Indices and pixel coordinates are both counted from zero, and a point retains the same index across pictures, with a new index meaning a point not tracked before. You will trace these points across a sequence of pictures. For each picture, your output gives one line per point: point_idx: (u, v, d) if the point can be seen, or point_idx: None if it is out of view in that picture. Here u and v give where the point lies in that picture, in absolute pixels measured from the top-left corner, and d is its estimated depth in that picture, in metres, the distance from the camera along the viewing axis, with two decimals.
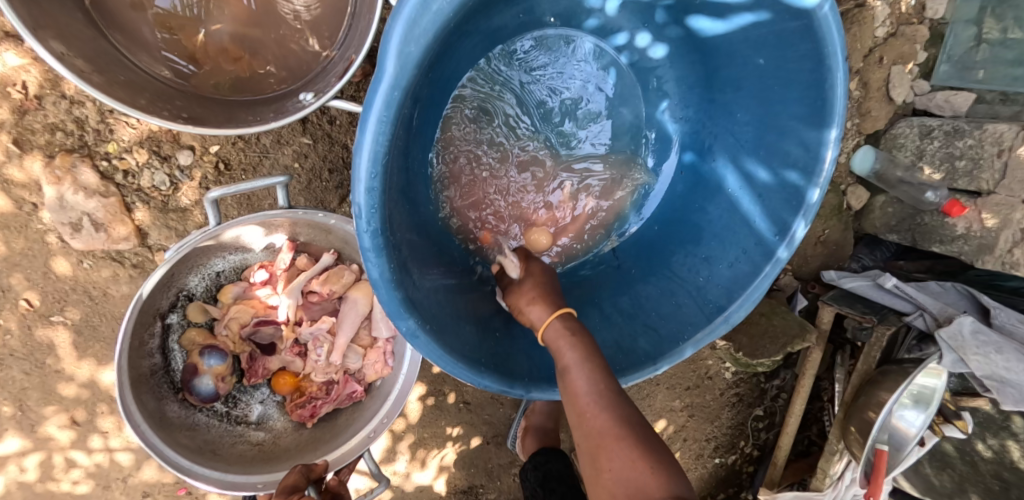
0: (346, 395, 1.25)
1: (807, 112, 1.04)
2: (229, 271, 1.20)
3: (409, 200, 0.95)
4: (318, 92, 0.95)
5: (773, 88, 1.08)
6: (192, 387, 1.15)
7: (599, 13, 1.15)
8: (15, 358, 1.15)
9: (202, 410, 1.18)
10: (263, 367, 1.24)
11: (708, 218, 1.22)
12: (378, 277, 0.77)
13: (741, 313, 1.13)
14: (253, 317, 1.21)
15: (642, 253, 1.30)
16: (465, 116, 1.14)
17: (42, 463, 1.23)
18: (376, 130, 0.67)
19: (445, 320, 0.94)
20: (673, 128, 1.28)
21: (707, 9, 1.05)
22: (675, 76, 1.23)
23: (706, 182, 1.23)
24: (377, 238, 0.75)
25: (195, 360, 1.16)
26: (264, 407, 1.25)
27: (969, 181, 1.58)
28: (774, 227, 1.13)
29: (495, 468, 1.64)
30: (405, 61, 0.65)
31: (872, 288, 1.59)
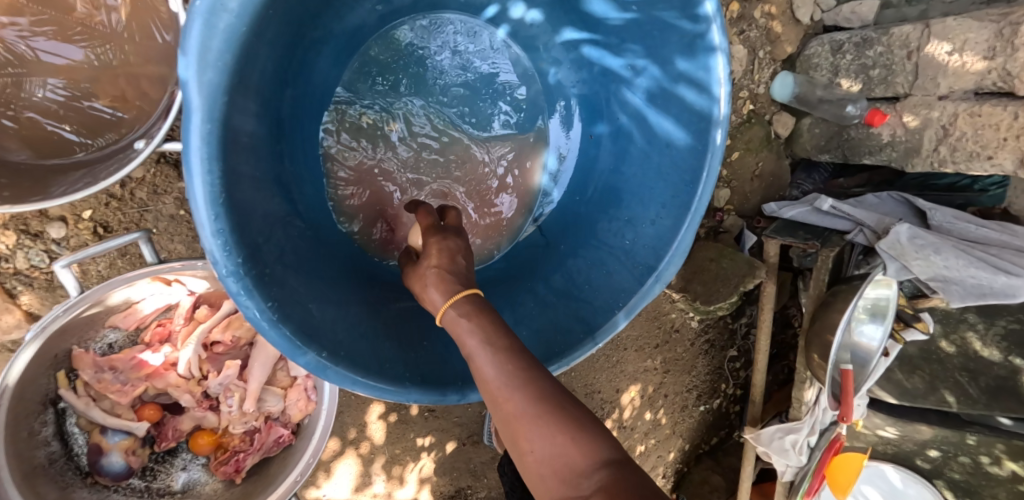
0: (272, 442, 1.22)
1: (687, 52, 0.99)
2: (120, 344, 1.13)
3: (296, 225, 0.92)
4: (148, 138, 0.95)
5: (654, 34, 1.03)
6: (100, 468, 1.12)
7: None
8: None
9: (117, 490, 1.14)
10: (174, 428, 1.19)
11: (624, 179, 1.18)
12: (259, 319, 0.74)
13: (672, 269, 1.08)
14: (150, 383, 1.16)
15: (567, 226, 1.26)
16: (352, 125, 1.09)
17: None
18: (202, 171, 0.62)
19: (354, 342, 0.91)
20: (572, 92, 1.25)
21: None
22: (559, 40, 1.19)
23: (615, 142, 1.20)
24: (243, 280, 0.71)
25: (97, 440, 1.12)
26: (187, 473, 1.21)
27: (886, 88, 1.56)
28: (685, 178, 1.08)
29: (478, 466, 1.62)
30: (212, 93, 0.61)
31: (812, 213, 1.59)
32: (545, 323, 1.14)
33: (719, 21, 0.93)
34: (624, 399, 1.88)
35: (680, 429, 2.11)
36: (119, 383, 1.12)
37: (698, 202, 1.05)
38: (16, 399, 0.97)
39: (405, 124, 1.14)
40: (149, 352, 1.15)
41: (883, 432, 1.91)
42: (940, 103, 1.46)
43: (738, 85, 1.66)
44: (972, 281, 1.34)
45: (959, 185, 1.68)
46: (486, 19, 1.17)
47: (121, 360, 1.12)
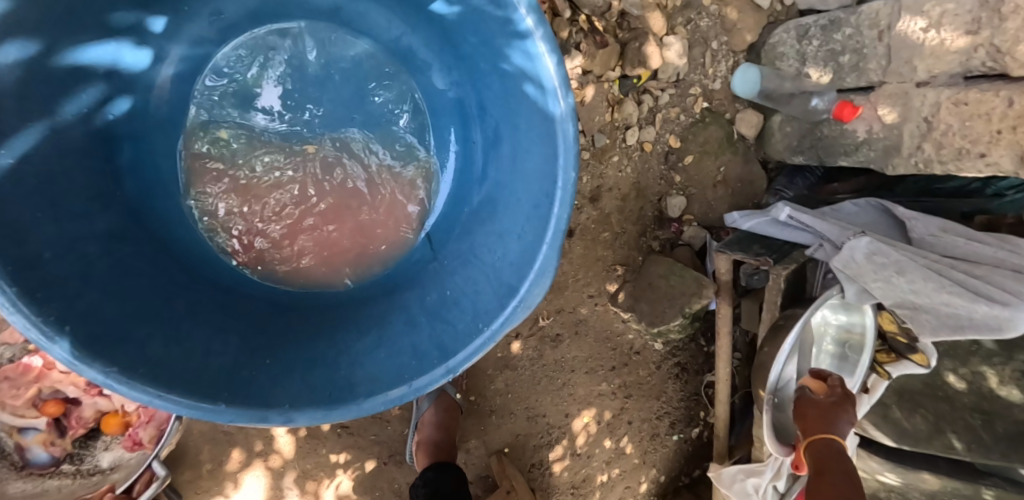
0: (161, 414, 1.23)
1: (516, 42, 0.82)
2: (21, 352, 1.23)
3: (125, 237, 0.89)
4: None
5: (477, 21, 0.88)
6: (29, 460, 1.25)
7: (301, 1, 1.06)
8: None
9: (53, 477, 1.25)
10: (77, 417, 1.24)
11: (498, 186, 1.01)
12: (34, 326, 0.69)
13: (536, 294, 0.89)
14: (40, 386, 1.21)
15: (454, 237, 1.10)
16: (212, 143, 1.06)
17: None
18: None
19: (175, 358, 0.83)
20: (448, 93, 1.11)
21: None
22: (416, 37, 1.07)
23: (490, 145, 1.03)
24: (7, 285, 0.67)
25: (17, 438, 1.23)
26: (109, 452, 1.28)
27: (858, 76, 1.33)
28: (545, 188, 0.87)
29: (403, 488, 1.56)
30: None
31: (772, 224, 1.39)
32: (406, 346, 0.97)
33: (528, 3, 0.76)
34: (575, 424, 1.75)
35: (649, 459, 1.87)
36: (18, 386, 1.20)
37: (555, 214, 0.86)
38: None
39: (282, 132, 1.08)
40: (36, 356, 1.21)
41: (883, 477, 1.64)
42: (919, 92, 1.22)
43: (685, 82, 1.49)
44: (945, 308, 1.10)
45: (970, 188, 1.37)
46: (338, 25, 1.09)
47: (13, 369, 1.20)
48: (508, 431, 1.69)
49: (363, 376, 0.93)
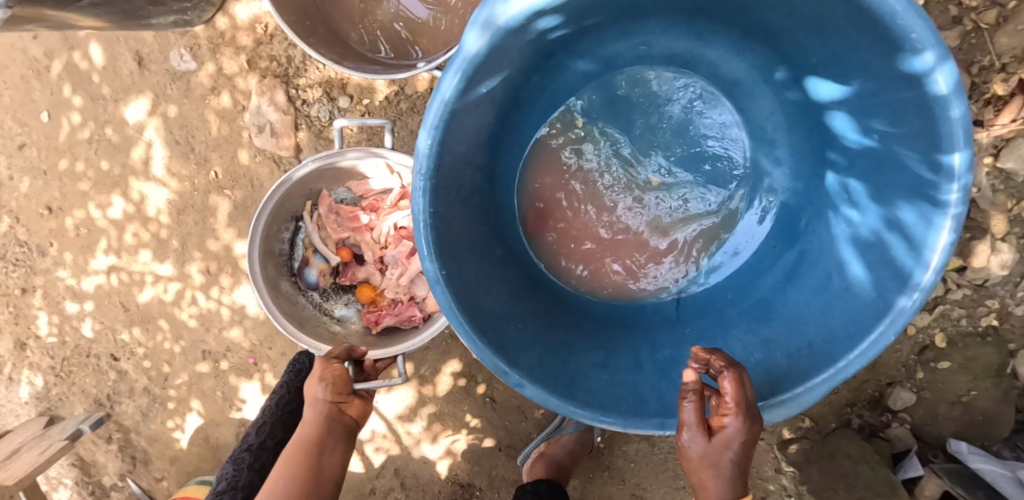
0: (408, 316, 1.36)
1: (919, 204, 0.91)
2: (350, 201, 1.39)
3: (484, 177, 1.05)
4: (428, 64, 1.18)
5: (884, 172, 0.97)
6: (303, 274, 1.37)
7: (716, 65, 1.14)
8: (192, 210, 1.54)
9: (304, 296, 1.37)
10: (353, 273, 1.40)
11: (786, 303, 1.11)
12: (419, 213, 0.87)
13: (780, 412, 0.98)
14: (353, 233, 1.38)
15: (706, 314, 1.19)
16: (564, 131, 1.20)
17: (178, 291, 1.59)
18: (450, 84, 0.79)
19: (471, 286, 0.98)
20: (777, 198, 1.18)
21: (823, 71, 1.00)
22: (789, 143, 1.15)
23: (800, 264, 1.12)
24: (427, 180, 0.85)
25: (308, 254, 1.37)
26: (346, 310, 1.41)
27: None
28: (848, 330, 0.98)
29: (497, 478, 1.63)
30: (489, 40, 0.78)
31: (1009, 481, 1.26)
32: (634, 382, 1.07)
33: (966, 183, 0.83)
34: None
35: None
36: (338, 223, 1.37)
37: (847, 362, 0.95)
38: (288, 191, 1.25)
39: (619, 152, 1.19)
40: (363, 212, 1.38)
41: None
42: None
43: (986, 291, 1.37)
44: None
45: None
46: (728, 98, 1.18)
47: (346, 209, 1.37)
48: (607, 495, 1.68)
49: (585, 384, 1.04)
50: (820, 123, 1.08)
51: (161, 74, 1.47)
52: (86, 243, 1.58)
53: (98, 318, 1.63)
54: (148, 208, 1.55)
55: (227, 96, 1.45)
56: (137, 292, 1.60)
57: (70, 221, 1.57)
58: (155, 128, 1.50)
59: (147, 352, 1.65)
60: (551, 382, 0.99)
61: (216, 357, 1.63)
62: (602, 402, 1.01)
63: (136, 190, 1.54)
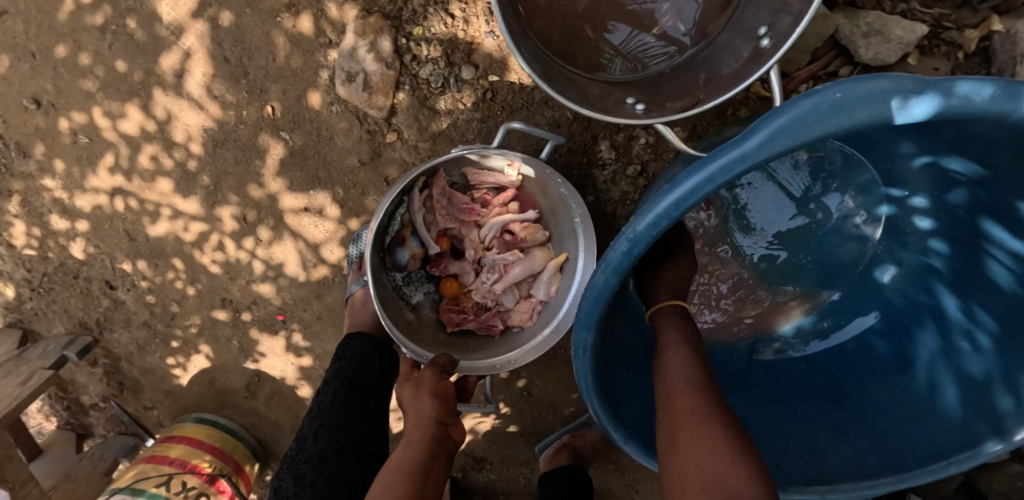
0: (488, 325, 1.19)
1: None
2: (460, 186, 1.17)
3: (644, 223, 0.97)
4: (649, 108, 0.89)
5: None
6: (392, 254, 1.12)
7: (905, 162, 1.08)
8: (236, 145, 1.26)
9: (388, 275, 1.14)
10: (443, 265, 1.18)
11: (862, 394, 1.21)
12: (598, 287, 0.79)
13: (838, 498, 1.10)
14: (459, 225, 1.17)
15: (774, 379, 1.32)
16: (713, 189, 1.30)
17: (201, 232, 1.37)
18: (703, 180, 0.68)
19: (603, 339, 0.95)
20: (887, 293, 1.25)
21: (1011, 223, 0.98)
22: (924, 257, 1.17)
23: (883, 364, 1.22)
24: (626, 261, 0.76)
25: (405, 234, 1.12)
26: (424, 297, 1.19)
27: None
28: (929, 454, 1.08)
29: (510, 457, 1.71)
30: (772, 144, 0.65)
31: None
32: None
33: None
34: None
35: None
36: (444, 210, 1.14)
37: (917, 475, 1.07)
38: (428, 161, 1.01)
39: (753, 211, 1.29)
40: (473, 205, 1.16)
41: None
42: None
43: None
44: None
45: None
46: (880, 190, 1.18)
47: (460, 197, 1.14)
48: None
49: None
50: (976, 250, 1.07)
51: None
52: (86, 155, 1.32)
53: (91, 241, 1.42)
54: (175, 131, 1.26)
55: (309, 21, 1.12)
56: (149, 223, 1.37)
57: (65, 125, 1.29)
58: (196, 35, 1.17)
59: (151, 288, 1.47)
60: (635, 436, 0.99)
61: (237, 307, 1.47)
62: None
63: (160, 108, 1.24)
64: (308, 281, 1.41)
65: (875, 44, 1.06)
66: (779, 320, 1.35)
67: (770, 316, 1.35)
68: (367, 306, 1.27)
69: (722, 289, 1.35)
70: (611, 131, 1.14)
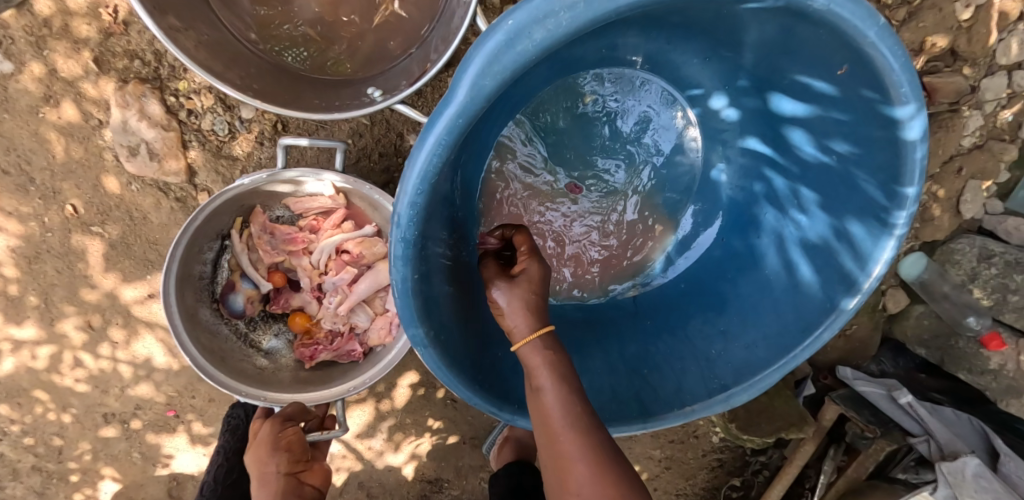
0: (345, 351, 1.28)
1: (853, 214, 1.08)
2: (287, 220, 1.27)
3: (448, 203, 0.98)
4: (385, 91, 1.03)
5: (837, 184, 1.09)
6: (226, 301, 1.24)
7: (684, 66, 1.15)
8: (49, 255, 1.19)
9: (228, 324, 1.25)
10: (285, 300, 1.29)
11: (735, 290, 1.26)
12: (398, 283, 0.81)
13: (742, 397, 1.16)
14: (289, 258, 1.28)
15: (661, 307, 1.34)
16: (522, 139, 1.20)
17: (52, 355, 1.29)
18: (431, 150, 0.69)
19: (451, 327, 0.97)
20: (725, 192, 1.29)
21: (790, 89, 1.06)
22: (741, 145, 1.24)
23: (742, 257, 1.27)
24: (408, 248, 0.78)
25: (235, 279, 1.24)
26: (276, 340, 1.29)
27: (1016, 317, 1.54)
28: (800, 323, 1.16)
29: (464, 467, 1.67)
30: (477, 93, 0.66)
31: (885, 399, 1.54)
32: (611, 382, 1.23)
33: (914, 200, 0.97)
34: None
35: None
36: (271, 246, 1.25)
37: (800, 351, 1.13)
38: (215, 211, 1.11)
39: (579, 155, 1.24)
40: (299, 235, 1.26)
41: None
42: None
43: None
44: None
45: None
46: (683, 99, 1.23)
47: (283, 230, 1.25)
48: None
49: None
50: (775, 125, 1.14)
51: None
52: None
53: None
54: None
55: (73, 108, 1.06)
56: None
57: None
58: None
59: (25, 429, 1.38)
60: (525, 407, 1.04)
61: (123, 417, 1.39)
62: None
63: None
64: (185, 367, 1.35)
65: None
66: (650, 248, 1.34)
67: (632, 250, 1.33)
68: None
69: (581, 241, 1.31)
70: (412, 126, 1.19)
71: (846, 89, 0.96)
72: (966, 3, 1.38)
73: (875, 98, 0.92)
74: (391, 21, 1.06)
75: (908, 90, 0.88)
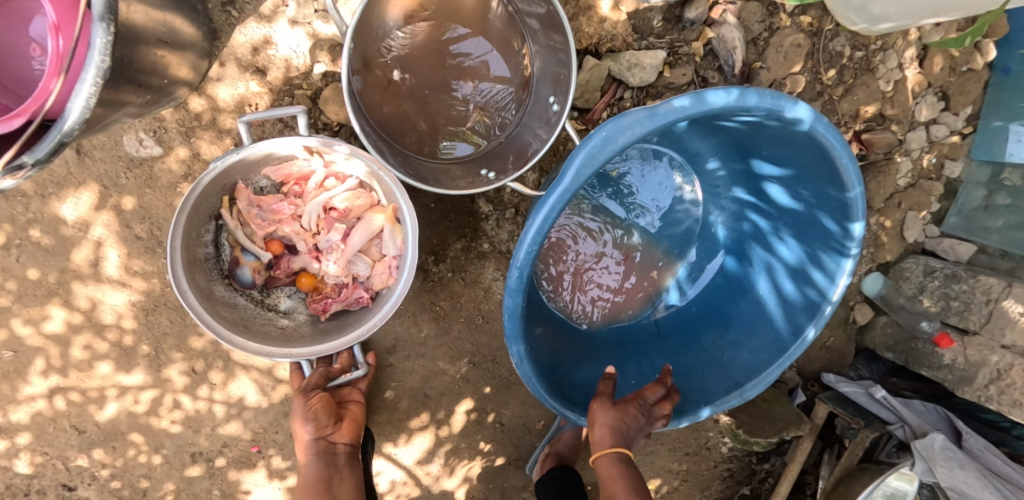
0: (354, 299, 1.43)
1: (817, 243, 1.36)
2: (270, 188, 1.40)
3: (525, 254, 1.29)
4: (497, 172, 1.24)
5: (808, 225, 1.37)
6: (235, 275, 1.40)
7: (682, 140, 1.44)
8: (167, 307, 1.38)
9: (243, 294, 1.41)
10: (287, 263, 1.46)
11: (738, 310, 1.53)
12: (511, 308, 1.07)
13: (755, 390, 1.42)
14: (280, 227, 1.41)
15: (681, 326, 1.61)
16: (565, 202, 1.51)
17: (153, 399, 1.44)
18: (547, 211, 0.98)
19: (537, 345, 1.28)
20: (721, 230, 1.59)
21: (766, 157, 1.34)
22: (732, 194, 1.54)
23: (739, 283, 1.56)
24: (521, 283, 1.05)
25: (238, 254, 1.40)
26: (290, 300, 1.46)
27: (959, 319, 1.84)
28: (792, 330, 1.43)
29: (510, 488, 1.84)
30: (579, 176, 0.97)
31: (864, 396, 1.84)
32: (650, 389, 1.48)
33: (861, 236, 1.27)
34: None
35: None
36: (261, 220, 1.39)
37: (790, 353, 1.41)
38: (202, 197, 1.26)
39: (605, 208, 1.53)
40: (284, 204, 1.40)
41: None
42: (1000, 350, 1.74)
43: None
44: None
45: (1000, 424, 1.85)
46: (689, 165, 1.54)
47: (267, 201, 1.37)
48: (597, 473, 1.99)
49: (618, 404, 1.42)
50: (756, 181, 1.44)
51: (110, 162, 1.27)
52: (14, 368, 1.36)
53: (38, 450, 1.42)
54: (103, 315, 1.36)
55: None
56: (97, 410, 1.42)
57: None
58: (103, 225, 1.30)
59: (114, 473, 1.48)
60: (588, 406, 1.37)
61: (208, 456, 1.52)
62: None
63: (82, 300, 1.34)
64: (272, 405, 1.51)
65: (638, 73, 1.37)
66: (666, 278, 1.63)
67: (652, 283, 1.62)
68: None
69: (614, 280, 1.58)
70: (481, 190, 1.47)
71: (804, 158, 1.24)
72: (885, 79, 1.75)
73: (826, 165, 1.20)
74: (483, 126, 1.27)
75: (847, 160, 1.16)
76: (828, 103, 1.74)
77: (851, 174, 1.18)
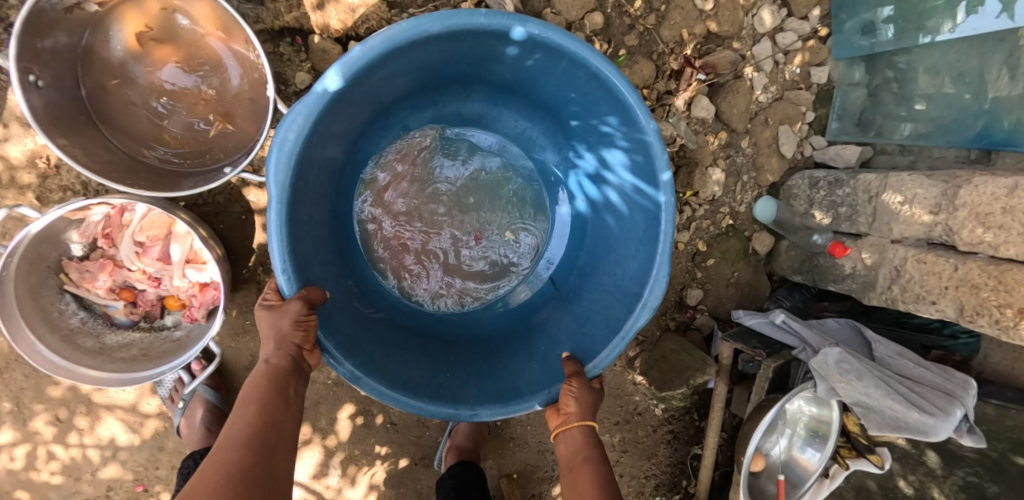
0: (210, 298, 1.42)
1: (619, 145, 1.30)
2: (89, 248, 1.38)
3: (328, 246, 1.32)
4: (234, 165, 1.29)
5: (601, 128, 1.33)
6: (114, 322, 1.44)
7: (459, 108, 1.50)
8: (18, 362, 1.44)
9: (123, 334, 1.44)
10: (144, 300, 1.44)
11: (612, 231, 1.43)
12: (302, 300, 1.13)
13: (655, 295, 1.26)
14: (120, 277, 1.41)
15: (567, 282, 1.54)
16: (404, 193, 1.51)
17: (27, 453, 1.50)
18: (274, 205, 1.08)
19: (363, 348, 1.28)
20: (568, 171, 1.55)
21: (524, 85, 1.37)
22: (544, 135, 1.53)
23: (598, 215, 1.49)
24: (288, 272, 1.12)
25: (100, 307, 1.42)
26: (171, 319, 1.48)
27: (850, 225, 1.72)
28: (648, 218, 1.30)
29: (423, 489, 1.79)
30: (284, 149, 1.07)
31: (768, 325, 1.72)
32: (552, 360, 1.41)
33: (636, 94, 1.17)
34: None
35: None
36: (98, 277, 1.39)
37: (663, 233, 1.25)
38: (21, 283, 1.26)
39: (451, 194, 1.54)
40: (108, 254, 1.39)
41: None
42: (892, 246, 1.60)
43: (718, 201, 1.87)
44: (890, 411, 1.43)
45: (930, 326, 1.75)
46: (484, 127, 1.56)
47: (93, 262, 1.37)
48: (520, 459, 1.92)
49: (523, 384, 1.36)
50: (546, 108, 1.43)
51: None
52: None
53: None
54: None
55: None
56: None
57: None
58: None
59: None
60: (487, 398, 1.31)
61: None
62: (540, 384, 1.34)
63: None
64: (144, 440, 1.55)
65: None
66: (540, 244, 1.60)
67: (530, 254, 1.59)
68: (194, 426, 1.50)
69: (487, 258, 1.56)
70: None
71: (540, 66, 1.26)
72: None
73: (553, 54, 1.19)
74: (225, 133, 1.35)
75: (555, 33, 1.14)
76: (645, 34, 1.72)
77: (570, 47, 1.15)
